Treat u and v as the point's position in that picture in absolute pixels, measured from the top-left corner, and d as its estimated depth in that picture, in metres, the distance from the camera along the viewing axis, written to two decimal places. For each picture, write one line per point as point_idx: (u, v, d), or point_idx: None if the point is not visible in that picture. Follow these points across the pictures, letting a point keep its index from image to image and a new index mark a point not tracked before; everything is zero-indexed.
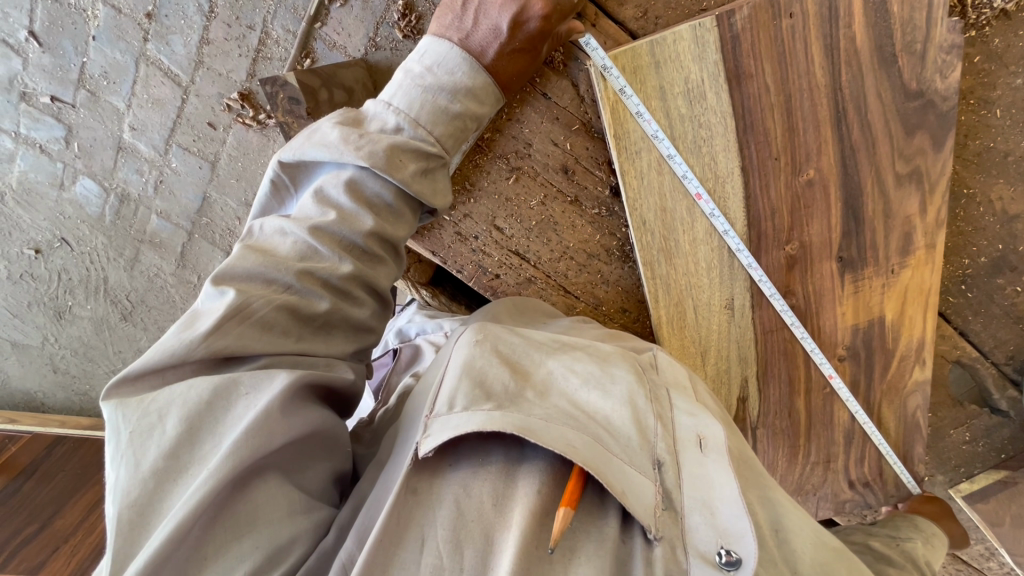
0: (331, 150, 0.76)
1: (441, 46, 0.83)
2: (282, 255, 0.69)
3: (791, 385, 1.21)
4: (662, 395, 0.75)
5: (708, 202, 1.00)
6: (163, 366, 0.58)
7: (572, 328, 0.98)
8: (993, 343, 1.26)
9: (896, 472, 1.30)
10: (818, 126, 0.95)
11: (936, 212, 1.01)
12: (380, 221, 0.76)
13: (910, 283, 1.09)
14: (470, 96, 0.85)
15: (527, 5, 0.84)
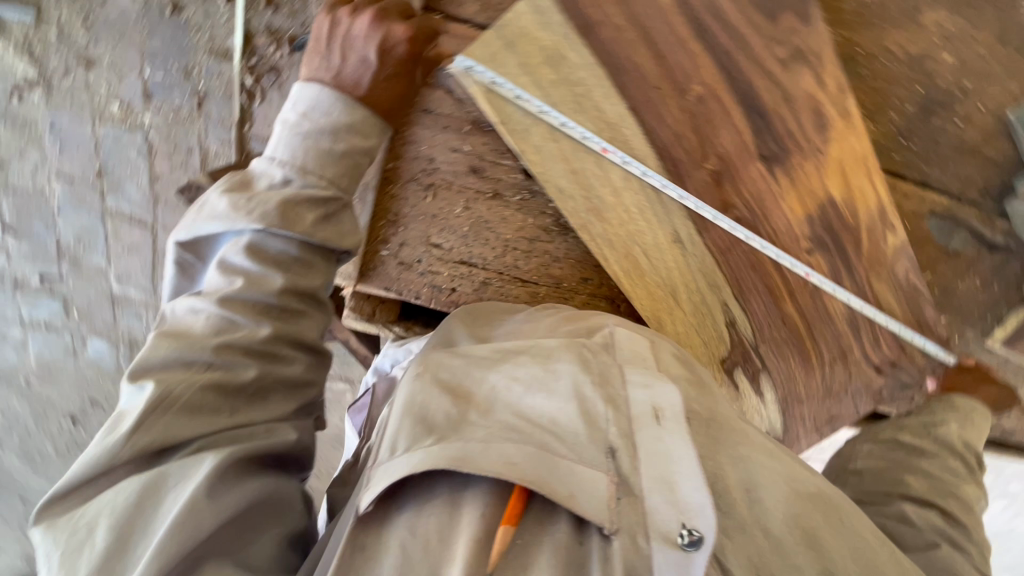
0: (223, 220, 0.83)
1: (312, 90, 0.90)
2: (198, 333, 0.77)
3: (772, 294, 1.20)
4: (614, 373, 0.78)
5: (615, 152, 1.02)
6: (97, 477, 0.68)
7: (526, 321, 1.00)
8: (960, 184, 1.24)
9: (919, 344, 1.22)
10: (683, 44, 0.97)
11: (835, 79, 1.00)
12: (290, 276, 0.84)
13: (841, 155, 1.08)
14: (352, 131, 0.91)
15: (389, 32, 0.91)
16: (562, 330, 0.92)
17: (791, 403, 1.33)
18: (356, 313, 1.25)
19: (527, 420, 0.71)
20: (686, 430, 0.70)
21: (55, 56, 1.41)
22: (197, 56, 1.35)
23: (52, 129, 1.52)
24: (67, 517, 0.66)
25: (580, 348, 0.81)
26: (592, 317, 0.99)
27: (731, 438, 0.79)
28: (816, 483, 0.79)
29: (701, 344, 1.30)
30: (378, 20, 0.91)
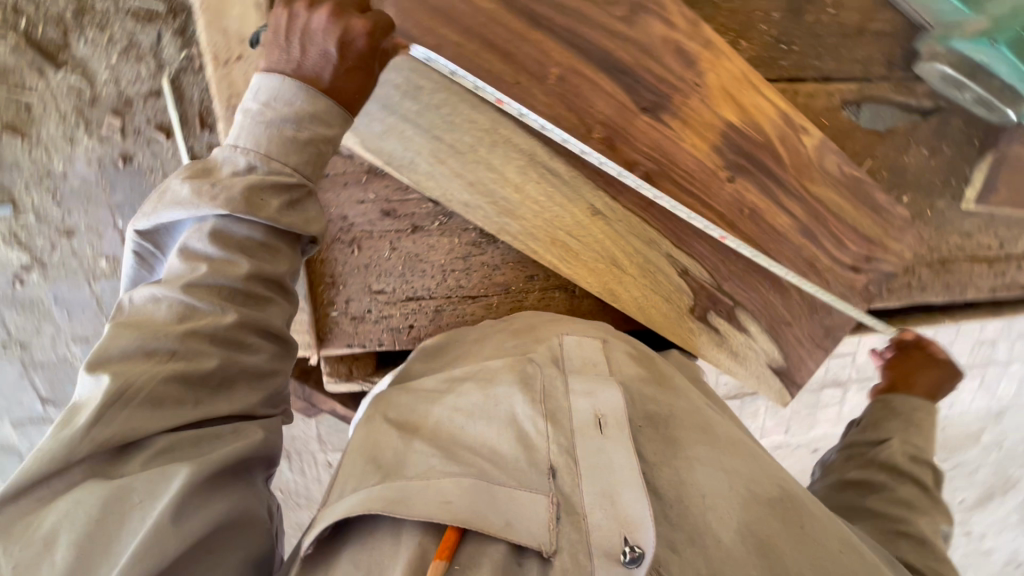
0: (185, 205, 0.79)
1: (272, 80, 0.84)
2: (160, 321, 0.74)
3: (713, 232, 1.21)
4: (556, 389, 0.87)
5: (511, 103, 1.00)
6: (50, 479, 0.65)
7: (477, 342, 1.10)
8: (863, 66, 1.25)
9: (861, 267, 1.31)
10: (524, 37, 1.00)
11: (682, 16, 1.04)
12: (255, 261, 0.80)
13: (721, 79, 1.10)
14: (316, 121, 0.85)
15: (348, 24, 0.84)
16: (512, 346, 1.02)
17: (778, 326, 1.35)
18: (334, 376, 1.29)
19: (473, 450, 0.79)
20: (624, 436, 0.80)
21: (39, 236, 1.42)
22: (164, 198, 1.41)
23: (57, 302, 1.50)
24: (21, 526, 0.62)
25: (523, 367, 0.91)
26: (545, 326, 1.08)
27: (681, 436, 0.87)
28: (776, 482, 0.85)
29: (664, 302, 1.26)
30: (338, 12, 0.85)
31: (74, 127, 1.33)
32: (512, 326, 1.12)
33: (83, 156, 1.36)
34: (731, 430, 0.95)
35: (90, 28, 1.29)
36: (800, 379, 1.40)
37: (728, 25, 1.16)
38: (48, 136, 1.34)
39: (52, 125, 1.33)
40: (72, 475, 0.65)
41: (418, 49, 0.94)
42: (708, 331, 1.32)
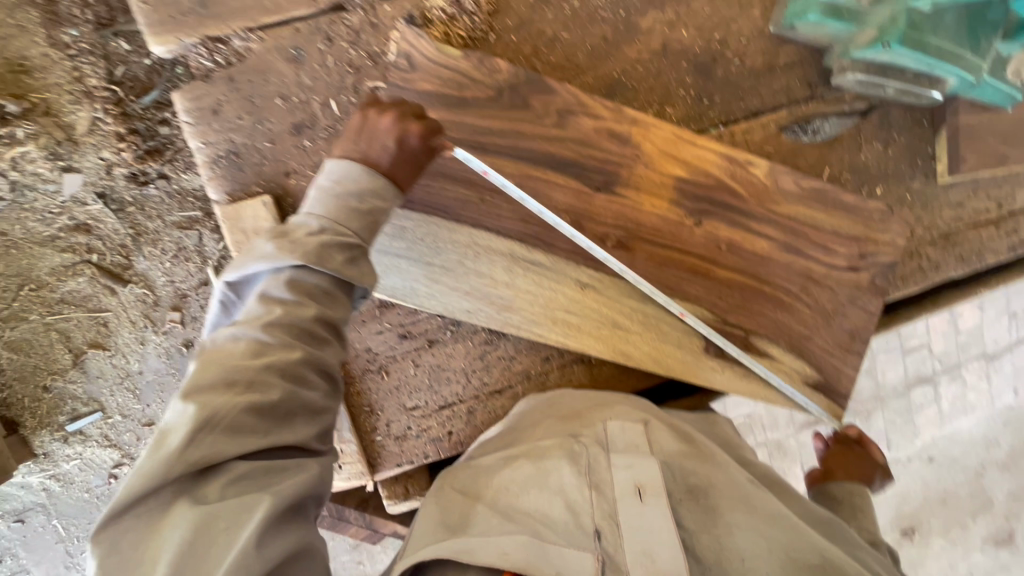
0: (267, 260, 0.88)
1: (347, 164, 0.97)
2: (238, 356, 0.80)
3: (698, 272, 1.29)
4: (600, 464, 0.98)
5: (513, 188, 1.17)
6: (141, 498, 0.69)
7: (525, 421, 1.21)
8: (788, 92, 1.37)
9: (860, 284, 1.37)
10: (479, 163, 1.16)
11: (604, 107, 1.21)
12: (320, 306, 0.88)
13: (658, 145, 1.24)
14: (374, 196, 0.97)
15: (405, 125, 1.01)
16: (560, 425, 1.13)
17: (802, 343, 1.36)
18: (392, 499, 1.36)
19: (533, 516, 0.92)
20: (659, 503, 0.92)
21: (124, 432, 2.13)
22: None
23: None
24: (122, 544, 0.68)
25: (570, 446, 1.03)
26: (592, 413, 1.14)
27: (717, 501, 0.96)
28: (818, 548, 0.92)
29: (677, 349, 1.30)
30: (400, 118, 1.03)
31: (143, 327, 2.02)
32: (557, 411, 1.19)
33: (153, 352, 2.05)
34: (772, 501, 1.01)
35: (145, 246, 1.98)
36: (844, 388, 1.39)
37: (649, 100, 1.31)
38: (123, 342, 2.03)
39: (127, 331, 2.03)
40: (162, 498, 0.70)
41: (457, 150, 1.10)
42: (731, 366, 1.34)
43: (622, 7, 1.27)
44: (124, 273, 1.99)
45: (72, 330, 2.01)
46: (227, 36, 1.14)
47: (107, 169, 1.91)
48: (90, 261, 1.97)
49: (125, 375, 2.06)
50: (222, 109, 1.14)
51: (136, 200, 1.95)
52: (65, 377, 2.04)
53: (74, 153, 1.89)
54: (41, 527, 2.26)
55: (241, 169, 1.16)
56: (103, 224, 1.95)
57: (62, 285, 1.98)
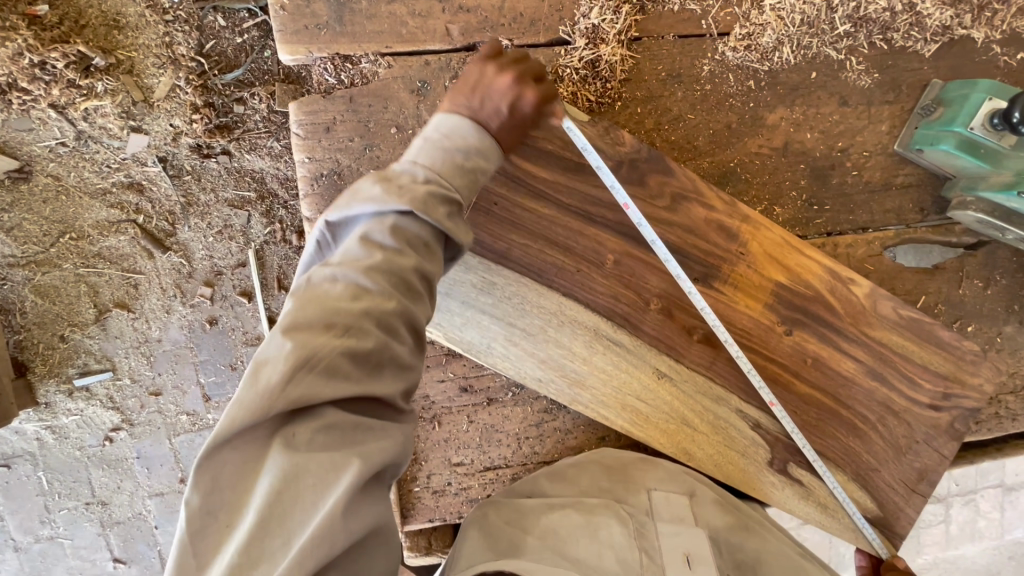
0: (372, 203, 0.85)
1: (457, 119, 0.94)
2: (337, 297, 0.78)
3: (779, 382, 1.24)
4: (647, 529, 1.08)
5: (649, 227, 1.11)
6: (241, 432, 0.70)
7: (572, 468, 1.20)
8: (898, 214, 1.32)
9: (935, 425, 1.31)
10: (581, 232, 1.12)
11: (720, 198, 1.16)
12: (417, 257, 0.84)
13: (765, 247, 1.19)
14: (479, 154, 0.93)
15: (521, 91, 0.97)
16: (605, 478, 1.18)
17: (867, 474, 1.30)
18: (414, 551, 1.29)
19: (578, 563, 0.96)
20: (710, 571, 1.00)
21: (131, 397, 2.09)
22: (238, 350, 2.05)
23: (138, 456, 2.15)
24: (225, 475, 0.70)
25: (618, 508, 1.12)
26: (634, 471, 1.20)
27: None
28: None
29: (740, 455, 1.25)
30: (518, 82, 0.99)
31: (171, 296, 2.00)
32: (600, 462, 1.22)
33: (175, 323, 2.02)
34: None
35: (193, 216, 1.95)
36: (902, 529, 1.32)
37: (759, 196, 1.26)
38: (148, 307, 2.01)
39: (155, 297, 2.00)
40: (262, 435, 0.71)
41: (568, 121, 1.07)
42: (790, 484, 1.28)
43: (753, 98, 1.22)
44: (166, 240, 1.96)
45: (102, 286, 1.98)
46: (356, 56, 1.11)
47: (174, 136, 1.86)
48: (135, 221, 1.93)
49: (143, 340, 2.03)
50: (334, 128, 1.11)
51: (195, 170, 1.91)
52: (84, 331, 2.01)
53: (147, 116, 1.84)
54: (25, 476, 2.18)
55: (340, 191, 1.12)
56: (156, 188, 1.92)
57: (102, 239, 1.95)
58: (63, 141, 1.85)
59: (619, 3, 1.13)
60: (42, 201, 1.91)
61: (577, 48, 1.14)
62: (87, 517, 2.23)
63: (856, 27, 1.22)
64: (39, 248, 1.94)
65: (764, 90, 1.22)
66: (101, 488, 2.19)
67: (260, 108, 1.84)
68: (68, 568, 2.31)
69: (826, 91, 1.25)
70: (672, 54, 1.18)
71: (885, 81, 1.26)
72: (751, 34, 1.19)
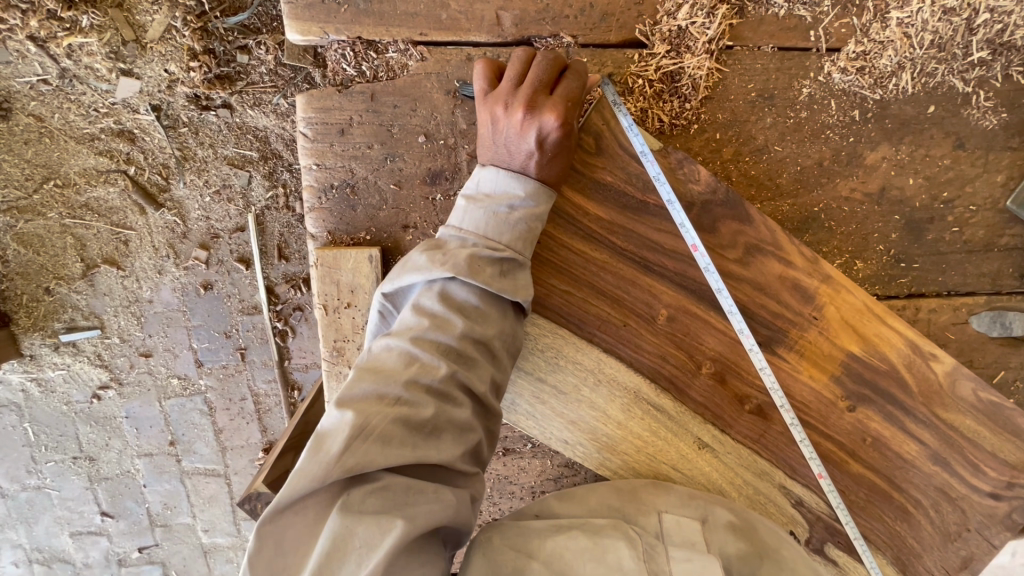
0: (420, 270, 0.81)
1: (492, 173, 0.85)
2: (391, 366, 0.75)
3: (832, 460, 1.10)
4: (658, 552, 0.82)
5: (714, 277, 0.94)
6: (299, 499, 0.66)
7: (580, 493, 1.00)
8: (992, 279, 1.14)
9: (998, 516, 1.16)
10: (634, 282, 0.95)
11: (802, 255, 0.98)
12: (469, 320, 0.79)
13: (843, 313, 1.02)
14: (527, 203, 0.84)
15: (540, 121, 0.80)
16: (618, 499, 0.97)
17: (908, 559, 1.18)
18: None
19: None
20: None
21: (120, 357, 1.96)
22: (234, 318, 1.90)
23: (127, 416, 2.06)
24: (277, 544, 0.64)
25: (625, 528, 0.86)
26: (652, 496, 0.98)
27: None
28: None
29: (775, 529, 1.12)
30: (530, 106, 0.80)
31: (164, 257, 1.83)
32: (617, 484, 1.02)
33: (168, 285, 1.87)
34: None
35: (189, 172, 1.74)
36: None
37: (841, 247, 1.08)
38: (139, 267, 1.84)
39: (146, 255, 1.83)
40: (318, 503, 0.66)
41: (609, 89, 0.90)
42: (823, 563, 1.16)
43: (855, 131, 1.02)
44: (159, 195, 1.76)
45: (90, 239, 1.80)
46: (383, 43, 0.91)
47: (169, 83, 1.63)
48: (126, 172, 1.73)
49: (132, 300, 1.88)
50: (350, 129, 0.92)
51: (192, 123, 1.68)
52: (70, 286, 1.85)
53: (139, 57, 1.59)
54: (11, 427, 2.09)
55: (354, 207, 0.95)
56: (149, 138, 1.70)
57: (89, 189, 1.75)
58: (45, 79, 1.61)
59: (715, 3, 0.91)
60: (23, 142, 1.69)
61: (655, 55, 0.94)
62: (73, 470, 2.15)
63: (994, 54, 1.00)
64: (20, 194, 1.74)
65: (869, 122, 1.02)
66: (88, 444, 2.10)
67: (267, 59, 1.60)
68: (55, 518, 2.25)
69: (940, 128, 1.04)
70: (767, 70, 0.98)
71: (1013, 123, 1.05)
72: (867, 53, 0.98)
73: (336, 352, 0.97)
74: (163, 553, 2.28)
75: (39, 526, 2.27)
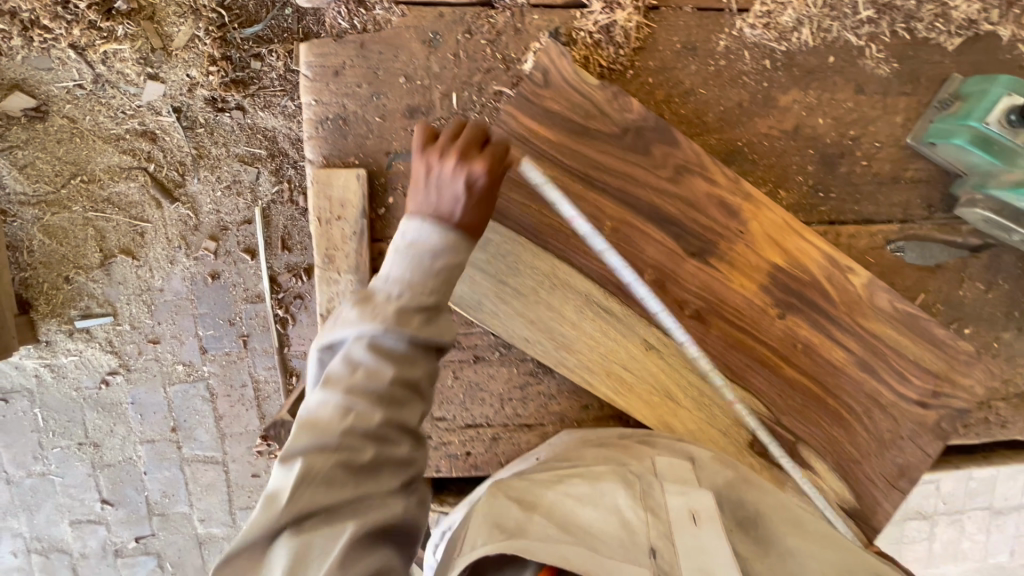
0: (350, 325, 0.85)
1: (417, 224, 0.90)
2: (326, 419, 0.80)
3: (769, 366, 1.23)
4: (654, 490, 0.93)
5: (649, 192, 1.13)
6: (251, 547, 0.73)
7: (566, 457, 1.10)
8: (903, 208, 1.31)
9: (927, 422, 1.28)
10: (582, 196, 1.13)
11: (724, 175, 1.15)
12: (399, 366, 0.83)
13: (765, 227, 1.18)
14: (449, 250, 0.89)
15: (469, 168, 0.91)
16: (609, 454, 1.08)
17: (848, 465, 1.29)
18: None
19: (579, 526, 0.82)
20: (718, 526, 0.84)
21: (130, 342, 2.11)
22: (237, 306, 2.07)
23: (133, 402, 2.18)
24: None
25: (625, 473, 0.98)
26: (643, 450, 1.09)
27: (776, 532, 0.92)
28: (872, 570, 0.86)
29: (721, 434, 1.24)
30: (462, 158, 0.92)
31: (176, 248, 2.01)
32: (601, 445, 1.14)
33: (178, 274, 2.04)
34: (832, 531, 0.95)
35: (203, 169, 1.95)
36: (879, 523, 1.30)
37: (765, 177, 1.26)
38: (153, 257, 2.02)
39: (160, 246, 2.01)
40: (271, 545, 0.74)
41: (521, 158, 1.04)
42: (769, 468, 1.27)
43: (767, 77, 1.22)
44: (174, 190, 1.97)
45: (109, 231, 1.99)
46: (371, 2, 1.13)
47: (189, 87, 1.87)
48: (146, 169, 1.94)
49: (145, 288, 2.05)
50: (343, 72, 1.12)
51: (209, 124, 1.91)
52: (88, 274, 2.02)
53: (165, 64, 1.84)
54: (22, 412, 2.21)
55: (345, 136, 1.14)
56: (168, 138, 1.92)
57: (112, 185, 1.95)
58: (81, 83, 1.85)
59: None
60: (56, 141, 1.91)
61: (593, 11, 1.15)
62: (78, 455, 2.26)
63: (879, 14, 1.21)
64: (50, 189, 1.95)
65: (779, 70, 1.22)
66: (94, 430, 2.22)
67: (278, 65, 1.84)
68: (56, 505, 2.32)
69: (842, 76, 1.24)
70: (689, 26, 1.19)
71: (904, 72, 1.25)
72: (771, 12, 1.19)
73: (327, 259, 1.13)
74: (160, 543, 2.35)
75: (41, 514, 2.34)
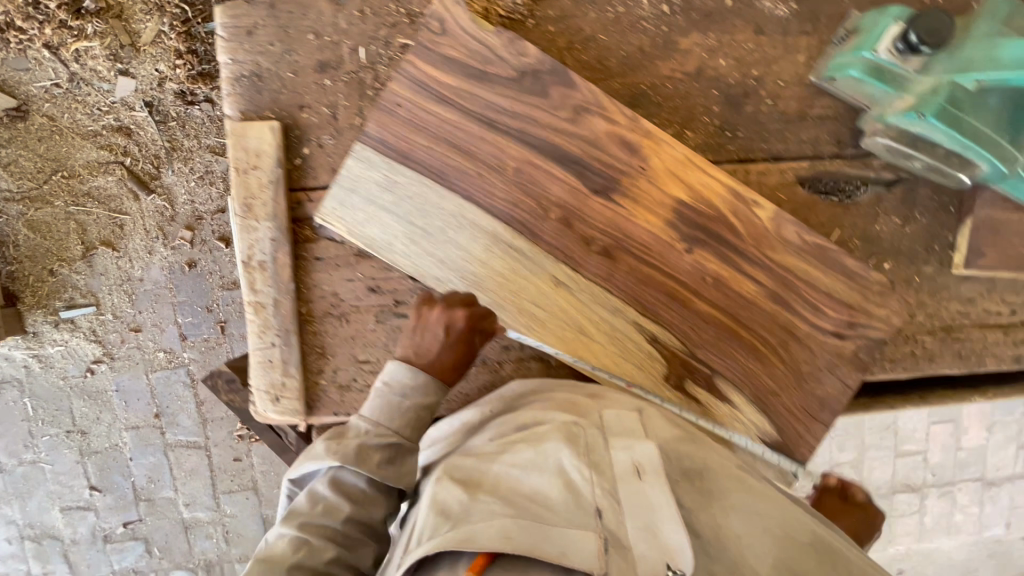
0: (317, 459, 1.00)
1: (395, 368, 1.06)
2: (281, 553, 0.91)
3: (679, 300, 1.26)
4: (597, 448, 0.94)
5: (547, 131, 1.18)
6: None
7: (509, 421, 1.08)
8: (813, 144, 1.34)
9: (845, 354, 1.29)
10: (482, 137, 1.18)
11: (622, 114, 1.20)
12: (356, 505, 0.97)
13: (666, 163, 1.22)
14: (419, 393, 1.05)
15: (450, 317, 1.09)
16: (553, 408, 1.07)
17: (767, 398, 1.30)
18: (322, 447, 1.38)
19: (526, 496, 0.86)
20: (662, 481, 0.90)
21: (113, 331, 2.18)
22: (214, 293, 2.16)
23: (117, 390, 2.25)
24: None
25: (569, 428, 0.98)
26: (591, 404, 1.08)
27: (717, 485, 0.98)
28: (810, 530, 0.95)
29: (636, 368, 1.27)
30: (446, 305, 1.10)
31: (154, 238, 2.09)
32: (549, 400, 1.12)
33: (157, 264, 2.12)
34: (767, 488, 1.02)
35: (177, 161, 2.02)
36: (803, 457, 1.32)
37: (671, 119, 1.30)
38: (133, 247, 2.10)
39: (139, 238, 2.09)
40: None
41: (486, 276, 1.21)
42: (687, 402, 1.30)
43: (666, 22, 1.27)
44: (150, 182, 2.04)
45: (90, 224, 2.07)
46: None
47: (159, 82, 1.93)
48: (122, 162, 2.01)
49: (125, 279, 2.12)
50: (256, 32, 1.20)
51: (180, 117, 1.97)
52: (71, 267, 2.10)
53: (133, 60, 1.90)
54: (12, 402, 2.27)
55: (259, 91, 1.20)
56: (143, 132, 1.99)
57: (91, 179, 2.03)
58: (57, 82, 1.92)
59: None
60: (38, 138, 1.98)
61: None
62: (66, 442, 2.31)
63: None
64: (33, 184, 2.03)
65: (677, 15, 1.27)
66: (81, 418, 2.28)
67: None
68: (47, 493, 2.37)
69: (741, 18, 1.29)
70: None
71: (802, 12, 1.29)
72: None
73: (246, 208, 1.20)
74: (146, 528, 2.41)
75: (32, 501, 2.38)
